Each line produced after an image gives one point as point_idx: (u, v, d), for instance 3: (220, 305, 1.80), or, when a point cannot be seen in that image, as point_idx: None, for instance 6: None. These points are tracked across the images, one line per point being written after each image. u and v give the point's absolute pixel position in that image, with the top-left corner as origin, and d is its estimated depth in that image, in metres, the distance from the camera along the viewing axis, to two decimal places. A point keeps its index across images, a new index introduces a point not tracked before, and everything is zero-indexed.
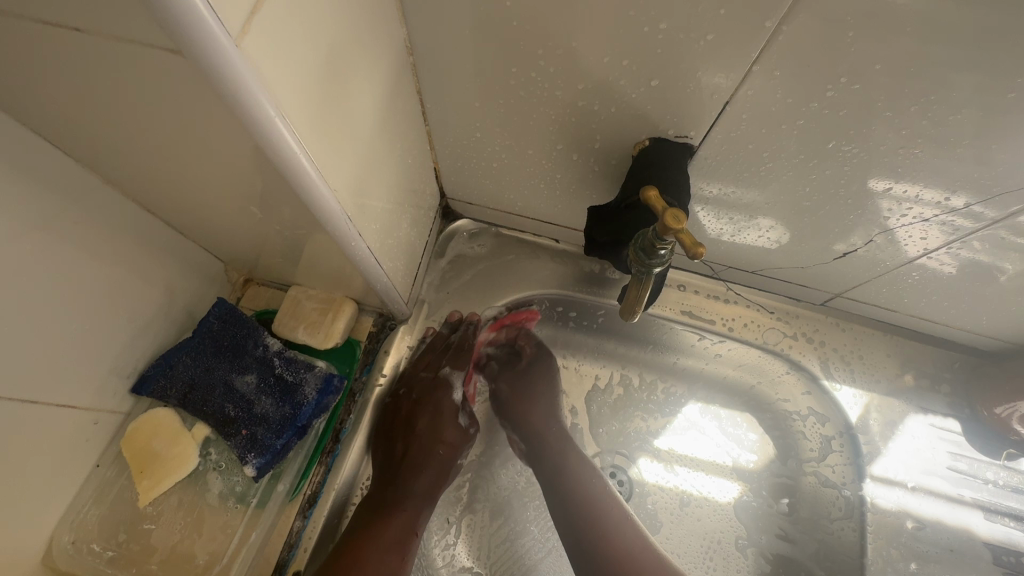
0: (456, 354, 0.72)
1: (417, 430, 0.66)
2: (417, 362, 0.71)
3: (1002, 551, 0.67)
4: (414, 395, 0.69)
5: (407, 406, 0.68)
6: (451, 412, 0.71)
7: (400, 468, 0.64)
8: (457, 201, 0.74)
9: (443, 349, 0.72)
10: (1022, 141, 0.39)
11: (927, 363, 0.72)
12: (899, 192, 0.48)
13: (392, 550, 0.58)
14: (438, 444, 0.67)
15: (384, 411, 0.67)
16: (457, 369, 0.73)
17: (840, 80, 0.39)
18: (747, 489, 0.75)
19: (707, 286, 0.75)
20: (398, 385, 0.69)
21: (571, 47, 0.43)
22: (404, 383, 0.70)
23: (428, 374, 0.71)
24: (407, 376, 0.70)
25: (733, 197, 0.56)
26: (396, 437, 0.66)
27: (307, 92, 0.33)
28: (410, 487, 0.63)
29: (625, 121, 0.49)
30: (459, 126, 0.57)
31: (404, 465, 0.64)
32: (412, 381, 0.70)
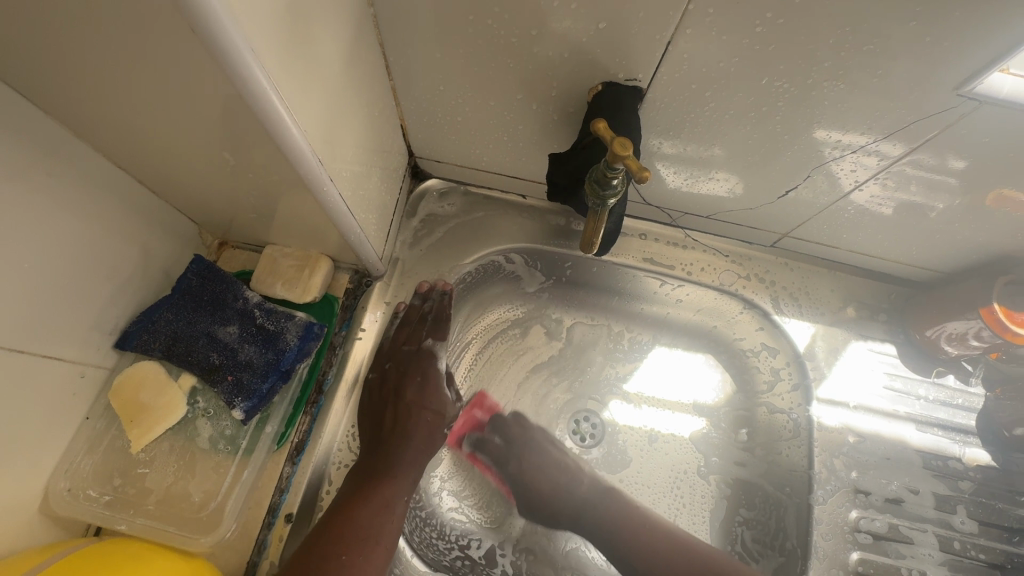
0: (436, 326, 0.76)
1: (406, 400, 0.71)
2: (395, 336, 0.74)
3: (932, 456, 0.74)
4: (399, 368, 0.73)
5: (394, 377, 0.72)
6: (439, 380, 0.76)
7: (392, 437, 0.67)
8: (425, 160, 0.76)
9: (419, 321, 0.75)
10: (927, 68, 0.44)
11: (866, 295, 0.78)
12: (837, 139, 0.54)
13: (382, 513, 0.61)
14: (425, 411, 0.72)
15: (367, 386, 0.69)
16: (440, 340, 0.77)
17: (766, 16, 0.43)
18: (708, 422, 0.81)
19: (666, 233, 0.79)
20: (379, 359, 0.72)
21: None
22: (386, 358, 0.72)
23: (411, 347, 0.75)
24: (389, 350, 0.73)
25: (691, 153, 0.61)
26: (386, 408, 0.69)
27: (274, 34, 0.35)
28: (403, 453, 0.67)
29: (578, 67, 0.52)
30: (422, 80, 0.59)
31: (396, 432, 0.67)
32: (395, 353, 0.73)
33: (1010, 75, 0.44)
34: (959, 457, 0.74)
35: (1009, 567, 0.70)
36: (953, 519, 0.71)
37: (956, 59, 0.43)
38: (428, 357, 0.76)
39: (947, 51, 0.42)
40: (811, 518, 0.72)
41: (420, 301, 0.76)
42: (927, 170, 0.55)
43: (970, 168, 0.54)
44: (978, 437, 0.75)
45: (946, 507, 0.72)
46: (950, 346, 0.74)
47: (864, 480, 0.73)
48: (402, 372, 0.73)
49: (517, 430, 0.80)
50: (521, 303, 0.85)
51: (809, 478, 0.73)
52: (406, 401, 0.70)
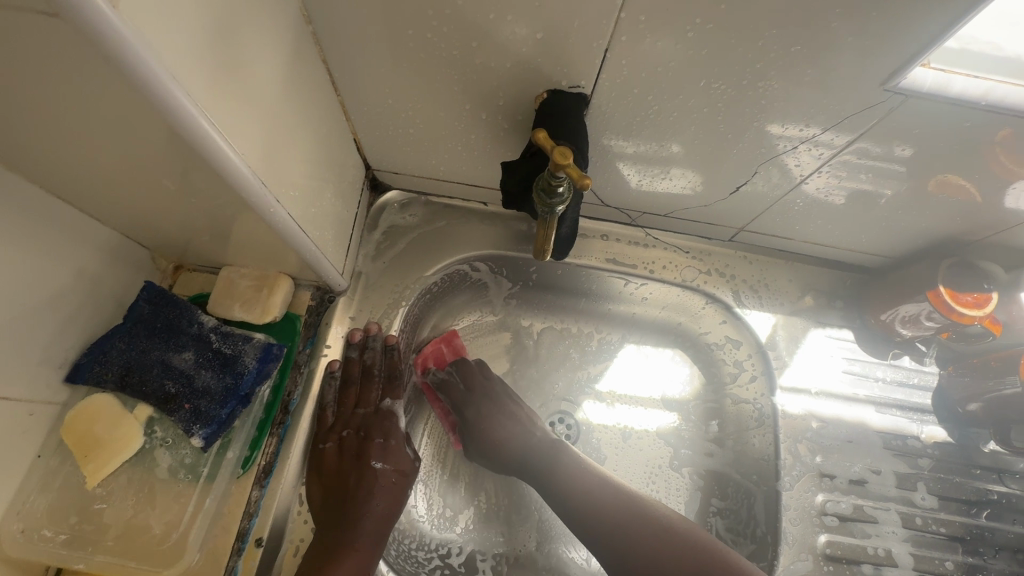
0: (388, 382, 0.74)
1: (366, 463, 0.68)
2: (343, 400, 0.71)
3: (892, 436, 0.76)
4: (355, 431, 0.70)
5: (352, 443, 0.69)
6: (402, 441, 0.72)
7: (353, 500, 0.64)
8: (384, 173, 0.76)
9: (364, 378, 0.72)
10: (853, 65, 0.46)
11: (822, 283, 0.81)
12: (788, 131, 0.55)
13: None
14: (390, 471, 0.69)
15: (319, 456, 0.66)
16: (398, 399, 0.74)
17: (696, 21, 0.43)
18: (679, 417, 0.83)
19: (627, 233, 0.80)
20: (331, 429, 0.68)
21: (458, 6, 0.46)
22: (339, 427, 0.69)
23: (366, 408, 0.72)
24: (341, 416, 0.70)
25: (649, 153, 0.62)
26: (345, 475, 0.66)
27: (196, 58, 0.35)
28: (367, 514, 0.64)
29: (523, 77, 0.53)
30: (370, 95, 0.59)
31: (357, 496, 0.64)
32: (351, 418, 0.71)
33: (932, 69, 0.46)
34: (918, 435, 0.76)
35: (969, 538, 0.72)
36: (914, 496, 0.74)
37: (879, 56, 0.44)
38: (387, 416, 0.73)
39: (869, 48, 0.44)
40: (780, 503, 0.72)
41: (376, 357, 0.73)
42: (872, 157, 0.57)
43: (913, 156, 0.56)
44: (935, 414, 0.77)
45: (908, 484, 0.74)
46: (904, 328, 0.76)
47: (829, 463, 0.74)
48: (360, 436, 0.70)
49: (479, 378, 0.81)
50: (488, 310, 0.87)
51: (778, 465, 0.74)
52: (366, 463, 0.68)
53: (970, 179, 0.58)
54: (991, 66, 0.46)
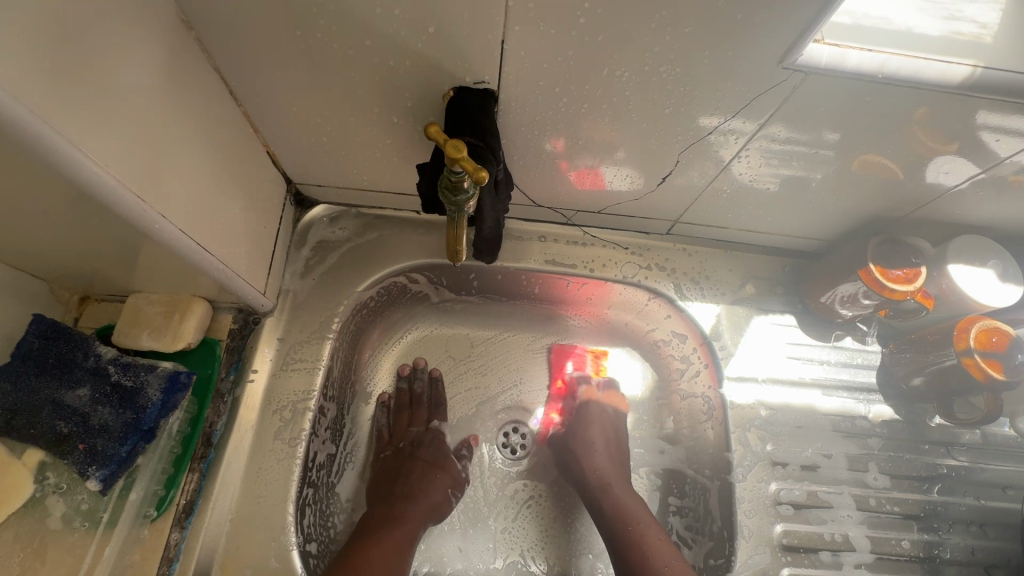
0: (433, 408, 0.82)
1: (415, 468, 0.76)
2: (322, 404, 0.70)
3: (841, 418, 0.75)
4: (407, 444, 0.79)
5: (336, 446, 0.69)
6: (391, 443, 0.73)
7: (397, 499, 0.72)
8: (307, 186, 0.73)
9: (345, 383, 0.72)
10: (748, 44, 0.45)
11: (762, 270, 0.81)
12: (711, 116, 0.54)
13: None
14: None
15: (380, 462, 0.78)
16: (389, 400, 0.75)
17: (584, 6, 0.42)
18: (633, 417, 0.82)
19: (564, 233, 0.79)
20: (390, 442, 0.80)
21: (341, 2, 0.44)
22: (395, 439, 0.80)
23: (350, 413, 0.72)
24: (397, 432, 0.80)
25: (578, 142, 0.60)
26: (395, 478, 0.75)
27: (26, 59, 0.32)
28: None
29: (425, 75, 0.51)
30: (273, 103, 0.57)
31: (400, 494, 0.73)
32: (318, 427, 0.70)
33: (827, 45, 0.46)
34: (866, 416, 0.75)
35: (923, 515, 0.72)
36: (867, 477, 0.73)
37: (772, 34, 0.44)
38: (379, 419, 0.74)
39: (762, 26, 0.44)
40: (733, 498, 0.70)
41: (313, 375, 0.70)
42: (795, 136, 0.56)
43: (846, 140, 0.56)
44: (880, 393, 0.77)
45: (859, 466, 0.73)
46: (845, 308, 0.75)
47: (779, 450, 0.72)
48: (411, 449, 0.79)
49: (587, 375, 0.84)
50: (432, 317, 0.85)
51: (729, 458, 0.73)
52: (416, 467, 0.76)
53: (890, 156, 0.59)
54: (883, 40, 0.47)
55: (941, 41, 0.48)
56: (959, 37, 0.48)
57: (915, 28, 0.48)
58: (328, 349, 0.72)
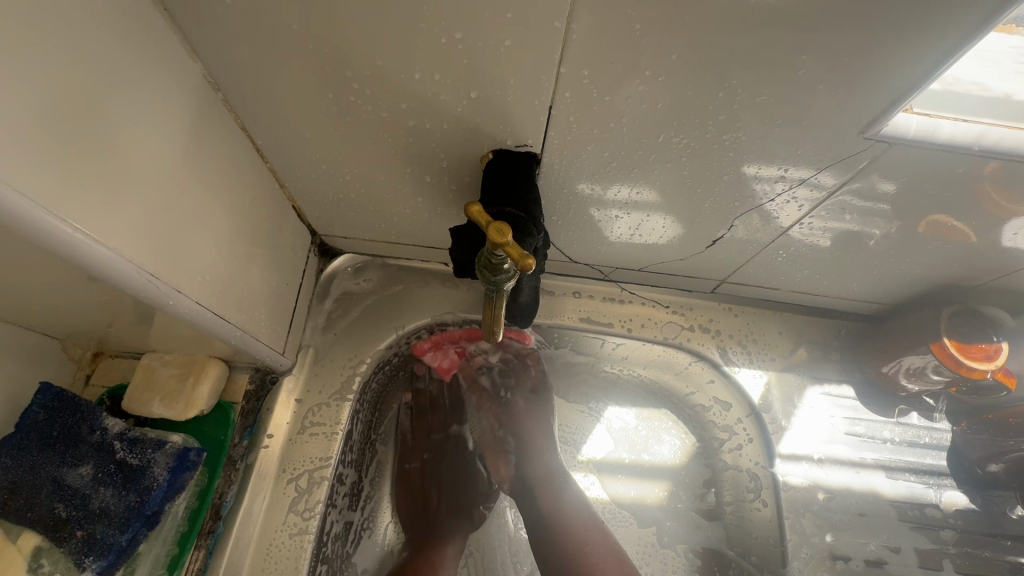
0: (451, 413, 0.80)
1: (446, 482, 0.77)
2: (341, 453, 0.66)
3: (908, 506, 0.68)
4: (432, 453, 0.78)
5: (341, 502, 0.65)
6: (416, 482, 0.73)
7: (435, 516, 0.75)
8: (332, 237, 0.70)
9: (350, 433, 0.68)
10: (825, 114, 0.40)
11: (816, 334, 0.74)
12: (764, 174, 0.48)
13: None
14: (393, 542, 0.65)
15: (406, 474, 0.76)
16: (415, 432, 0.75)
17: (646, 74, 0.38)
18: (671, 487, 0.74)
19: (601, 289, 0.74)
20: (414, 452, 0.78)
21: (377, 66, 0.40)
22: (419, 450, 0.78)
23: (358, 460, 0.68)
24: (419, 440, 0.78)
25: (624, 197, 0.54)
26: (428, 492, 0.76)
27: (21, 145, 0.29)
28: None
29: (463, 138, 0.47)
30: (301, 160, 0.54)
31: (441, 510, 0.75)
32: (339, 488, 0.66)
33: (916, 113, 0.41)
34: (937, 503, 0.68)
35: None
36: None
37: (854, 104, 0.39)
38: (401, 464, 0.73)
39: (844, 95, 0.39)
40: None
41: (331, 440, 0.65)
42: (871, 195, 0.50)
43: (912, 196, 0.49)
44: (952, 477, 0.70)
45: (932, 563, 0.65)
46: (911, 382, 0.68)
47: (840, 543, 0.65)
48: (437, 459, 0.78)
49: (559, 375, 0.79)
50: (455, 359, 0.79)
51: (785, 549, 0.66)
52: (447, 482, 0.77)
53: (964, 220, 0.53)
54: (981, 107, 0.41)
55: None
56: None
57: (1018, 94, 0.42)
58: (348, 412, 0.67)
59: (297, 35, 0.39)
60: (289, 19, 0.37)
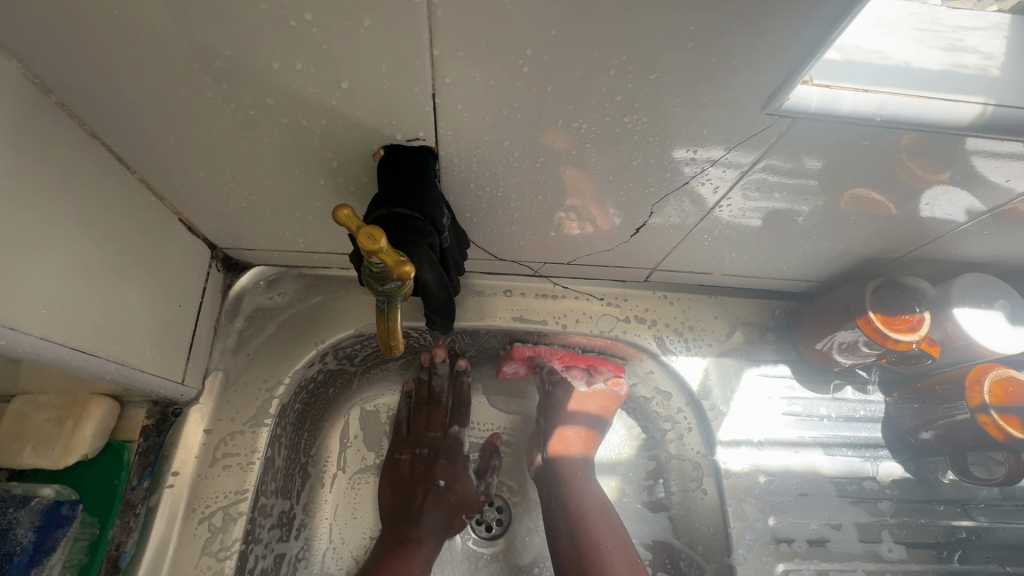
0: (454, 409, 0.78)
1: (434, 481, 0.73)
2: (264, 472, 0.62)
3: (847, 481, 0.68)
4: (426, 450, 0.76)
5: (261, 518, 0.62)
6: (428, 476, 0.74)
7: (415, 515, 0.70)
8: (236, 250, 0.64)
9: (275, 450, 0.64)
10: (723, 90, 0.38)
11: (751, 315, 0.74)
12: (703, 156, 0.46)
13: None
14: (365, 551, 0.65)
15: (394, 466, 0.75)
16: (421, 422, 0.77)
17: (526, 53, 0.35)
18: (622, 481, 0.75)
19: (533, 285, 0.71)
20: (407, 443, 0.77)
21: (226, 56, 0.35)
22: (413, 442, 0.77)
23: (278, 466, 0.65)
24: (414, 432, 0.77)
25: (534, 192, 0.51)
26: (415, 487, 0.73)
27: None
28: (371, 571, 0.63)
29: (347, 134, 0.43)
30: (174, 168, 0.48)
31: (426, 502, 0.71)
32: (265, 519, 0.63)
33: (816, 86, 0.39)
34: (874, 476, 0.69)
35: None
36: (881, 549, 0.65)
37: (752, 77, 0.37)
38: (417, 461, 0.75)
39: (739, 68, 0.36)
40: None
41: (247, 470, 0.60)
42: (785, 173, 0.49)
43: (829, 168, 0.48)
44: (888, 448, 0.70)
45: (872, 536, 0.66)
46: (843, 356, 0.68)
47: (783, 525, 0.64)
48: (430, 456, 0.76)
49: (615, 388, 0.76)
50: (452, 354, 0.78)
51: (728, 536, 0.63)
52: (434, 483, 0.73)
53: (881, 191, 0.52)
54: (881, 77, 0.40)
55: (943, 75, 0.41)
56: (959, 71, 0.42)
57: (915, 62, 0.41)
58: (266, 438, 0.62)
59: (123, 23, 0.33)
60: (108, 5, 0.32)
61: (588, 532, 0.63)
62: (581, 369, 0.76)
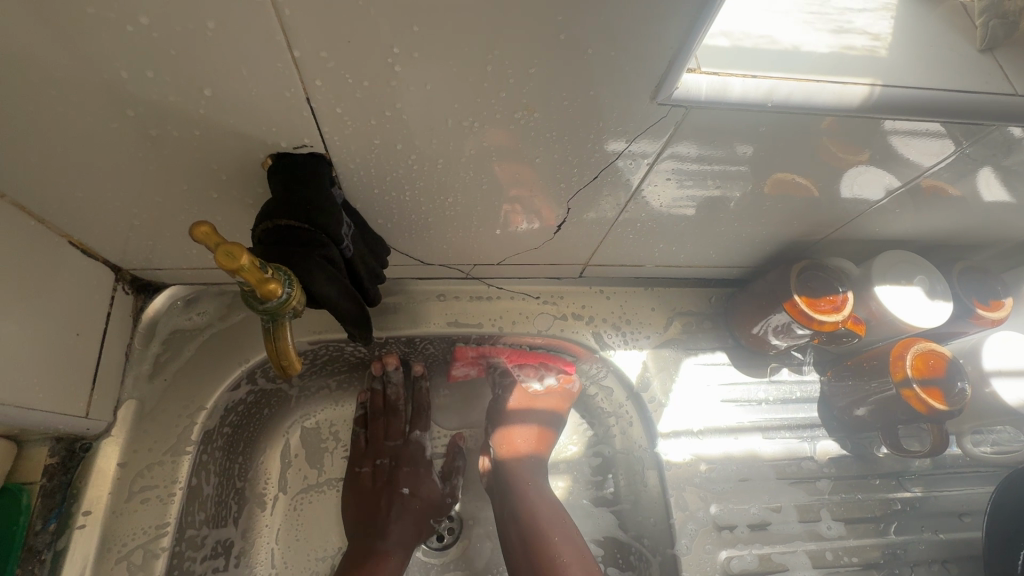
0: (415, 416, 0.76)
1: (399, 490, 0.71)
2: (189, 498, 0.59)
3: (785, 463, 0.68)
4: (387, 460, 0.73)
5: (187, 546, 0.59)
6: (394, 483, 0.71)
7: (381, 525, 0.67)
8: (144, 272, 0.60)
9: (204, 472, 0.62)
10: (609, 81, 0.37)
11: (688, 305, 0.74)
12: (635, 150, 0.46)
13: None
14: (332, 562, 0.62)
15: (355, 479, 0.72)
16: (383, 429, 0.74)
17: (395, 51, 0.33)
18: (572, 481, 0.74)
19: (467, 288, 0.70)
20: (367, 455, 0.74)
21: (67, 66, 0.32)
22: (373, 454, 0.74)
23: (208, 489, 0.62)
24: (375, 444, 0.74)
25: (445, 194, 0.49)
26: (378, 498, 0.70)
27: None
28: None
29: (228, 144, 0.40)
30: (47, 190, 0.44)
31: (392, 511, 0.69)
32: (195, 551, 0.60)
33: (704, 74, 0.39)
34: (812, 455, 0.70)
35: (884, 561, 0.66)
36: (821, 527, 0.66)
37: (637, 66, 0.36)
38: (385, 469, 0.73)
39: (620, 58, 0.36)
40: (679, 575, 0.61)
41: (168, 502, 0.57)
42: (695, 164, 0.48)
43: (741, 154, 0.47)
44: (824, 428, 0.72)
45: (811, 515, 0.66)
46: (778, 339, 0.69)
47: (724, 512, 0.64)
48: (392, 465, 0.73)
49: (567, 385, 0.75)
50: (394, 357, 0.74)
51: (671, 527, 0.63)
52: (400, 491, 0.71)
53: (802, 173, 0.52)
54: (772, 62, 0.40)
55: (834, 57, 0.42)
56: (848, 53, 0.42)
57: (804, 45, 0.42)
58: (188, 467, 0.59)
59: None
60: None
61: (540, 538, 0.61)
62: (531, 367, 0.76)
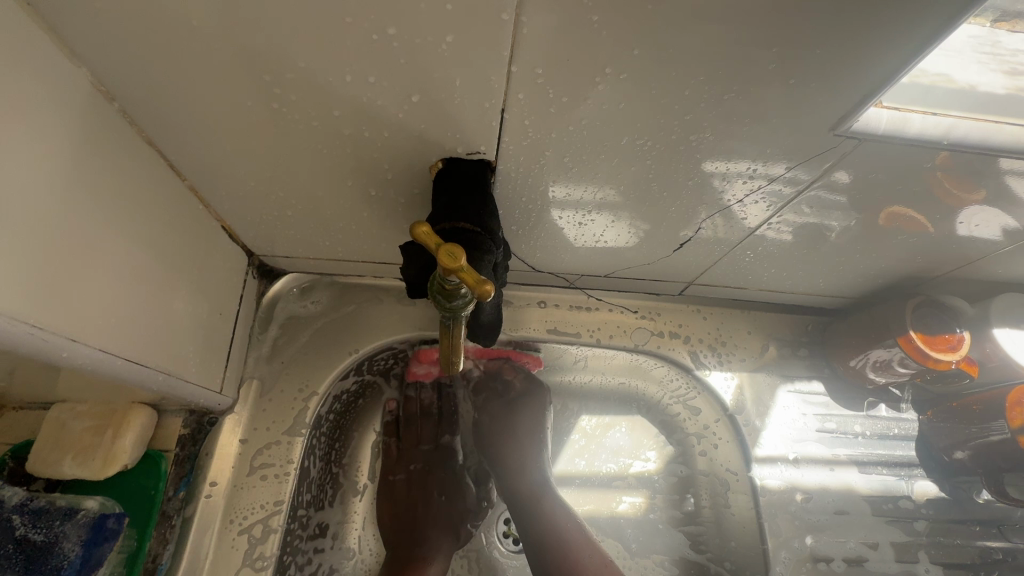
0: (442, 421, 0.75)
1: (433, 497, 0.71)
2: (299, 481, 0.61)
3: (881, 500, 0.68)
4: (420, 466, 0.73)
5: (295, 522, 0.60)
6: (430, 491, 0.72)
7: (423, 534, 0.67)
8: (273, 258, 0.63)
9: (315, 449, 0.64)
10: (795, 111, 0.38)
11: (785, 331, 0.74)
12: (792, 175, 0.45)
13: None
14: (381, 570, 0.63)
15: (390, 488, 0.71)
16: (418, 436, 0.73)
17: (606, 71, 0.34)
18: (649, 496, 0.72)
19: (567, 297, 0.71)
20: (400, 463, 0.72)
21: (300, 68, 0.35)
22: (405, 460, 0.73)
23: (316, 466, 0.65)
24: (406, 450, 0.73)
25: (587, 199, 0.49)
26: (416, 505, 0.70)
27: None
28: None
29: (408, 147, 0.42)
30: (225, 178, 0.47)
31: (431, 522, 0.69)
32: (301, 531, 0.62)
33: (886, 108, 0.40)
34: (909, 494, 0.69)
35: None
36: (917, 569, 0.65)
37: (831, 97, 0.37)
38: (419, 476, 0.73)
39: (816, 88, 0.36)
40: None
41: (282, 482, 0.59)
42: (848, 192, 0.48)
43: (894, 186, 0.47)
44: (921, 467, 0.71)
45: (908, 556, 0.66)
46: (877, 374, 0.68)
47: (821, 544, 0.65)
48: (424, 471, 0.73)
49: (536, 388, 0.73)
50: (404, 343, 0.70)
51: (764, 552, 0.64)
52: (433, 495, 0.71)
53: (938, 212, 0.52)
54: (950, 100, 0.40)
55: (1012, 98, 0.41)
56: None
57: (976, 88, 0.40)
58: (300, 449, 0.61)
59: (200, 34, 0.33)
60: (183, 11, 0.31)
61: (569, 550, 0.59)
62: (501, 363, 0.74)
